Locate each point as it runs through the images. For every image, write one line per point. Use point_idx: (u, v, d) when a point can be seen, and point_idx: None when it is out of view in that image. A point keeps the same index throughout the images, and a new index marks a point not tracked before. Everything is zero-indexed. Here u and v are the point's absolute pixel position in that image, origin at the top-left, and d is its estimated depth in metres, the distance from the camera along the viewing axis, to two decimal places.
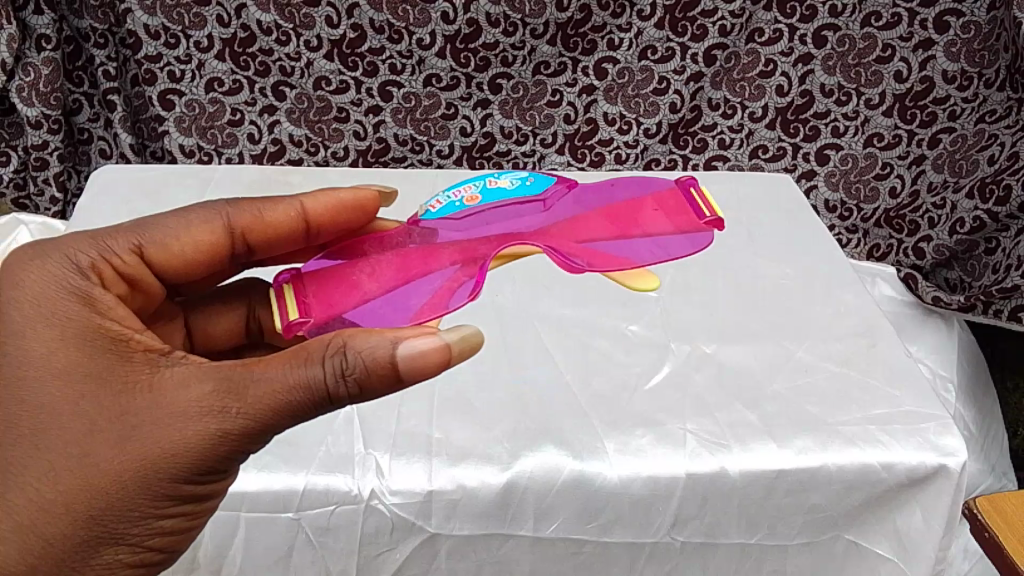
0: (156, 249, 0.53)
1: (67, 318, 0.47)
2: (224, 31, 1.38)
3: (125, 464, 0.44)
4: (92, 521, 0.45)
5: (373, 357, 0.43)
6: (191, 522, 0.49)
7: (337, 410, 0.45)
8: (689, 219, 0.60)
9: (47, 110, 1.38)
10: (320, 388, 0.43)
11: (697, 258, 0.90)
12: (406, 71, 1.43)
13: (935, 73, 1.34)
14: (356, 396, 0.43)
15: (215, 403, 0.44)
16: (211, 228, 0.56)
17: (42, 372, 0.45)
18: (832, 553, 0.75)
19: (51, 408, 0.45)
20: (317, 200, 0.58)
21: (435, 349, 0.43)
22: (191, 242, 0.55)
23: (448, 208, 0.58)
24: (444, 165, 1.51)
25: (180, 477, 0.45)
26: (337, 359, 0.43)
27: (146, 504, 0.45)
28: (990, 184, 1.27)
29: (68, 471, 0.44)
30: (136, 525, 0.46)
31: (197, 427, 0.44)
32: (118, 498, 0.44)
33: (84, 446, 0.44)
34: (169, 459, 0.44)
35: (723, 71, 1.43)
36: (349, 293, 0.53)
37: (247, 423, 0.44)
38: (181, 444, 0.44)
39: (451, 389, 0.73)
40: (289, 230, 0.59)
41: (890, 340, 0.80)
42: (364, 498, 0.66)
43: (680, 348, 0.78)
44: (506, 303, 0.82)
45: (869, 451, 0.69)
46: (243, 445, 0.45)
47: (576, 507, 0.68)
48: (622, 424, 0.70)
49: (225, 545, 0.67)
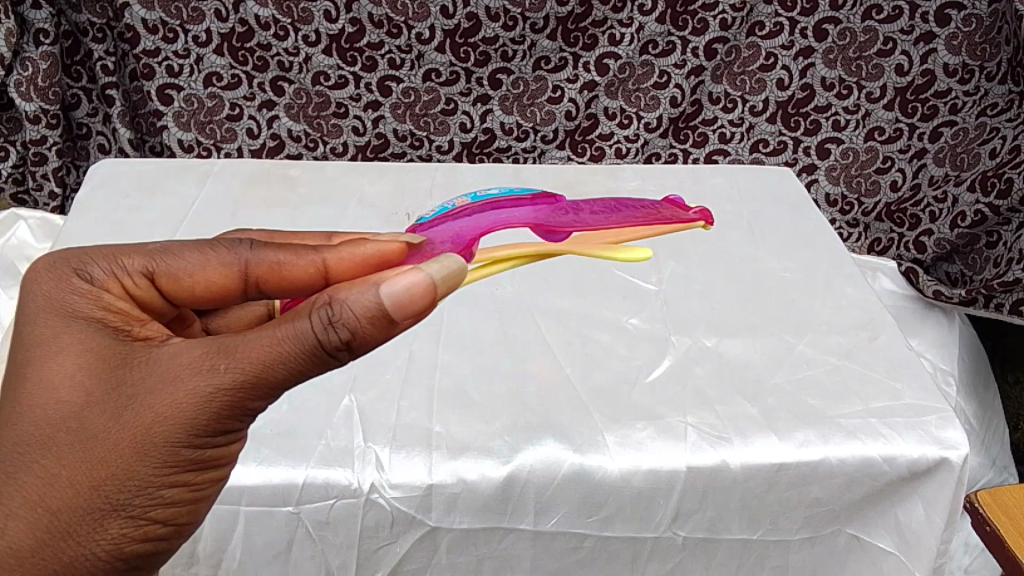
0: (168, 277, 0.47)
1: (62, 302, 0.45)
2: (223, 26, 1.38)
3: (128, 432, 0.41)
4: (97, 492, 0.41)
5: (359, 303, 0.42)
6: (197, 504, 0.46)
7: (336, 363, 0.44)
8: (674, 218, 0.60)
9: (45, 104, 1.38)
10: (311, 336, 0.42)
11: (699, 252, 0.90)
12: (405, 66, 1.43)
13: (935, 66, 1.34)
14: (347, 343, 0.43)
15: (213, 364, 0.42)
16: (225, 265, 0.48)
17: (42, 353, 0.43)
18: (833, 547, 0.75)
19: (52, 386, 0.42)
20: (345, 255, 0.48)
21: (419, 282, 0.43)
22: (200, 277, 0.47)
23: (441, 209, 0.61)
24: (444, 161, 1.52)
25: (183, 440, 0.42)
26: (322, 306, 0.42)
27: (151, 477, 0.42)
28: (991, 177, 1.25)
29: (72, 443, 0.41)
30: (141, 504, 0.43)
31: (198, 387, 0.42)
32: (123, 466, 0.41)
33: (84, 420, 0.42)
34: (173, 420, 0.42)
35: (724, 65, 1.43)
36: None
37: (248, 379, 0.43)
38: (184, 406, 0.42)
39: (450, 384, 0.72)
40: (306, 285, 0.49)
41: (891, 333, 0.80)
42: (363, 492, 0.65)
43: (681, 341, 0.78)
44: (505, 297, 0.82)
45: (871, 444, 0.69)
46: (245, 407, 0.43)
47: (577, 501, 0.68)
48: (623, 418, 0.70)
49: (225, 539, 0.67)
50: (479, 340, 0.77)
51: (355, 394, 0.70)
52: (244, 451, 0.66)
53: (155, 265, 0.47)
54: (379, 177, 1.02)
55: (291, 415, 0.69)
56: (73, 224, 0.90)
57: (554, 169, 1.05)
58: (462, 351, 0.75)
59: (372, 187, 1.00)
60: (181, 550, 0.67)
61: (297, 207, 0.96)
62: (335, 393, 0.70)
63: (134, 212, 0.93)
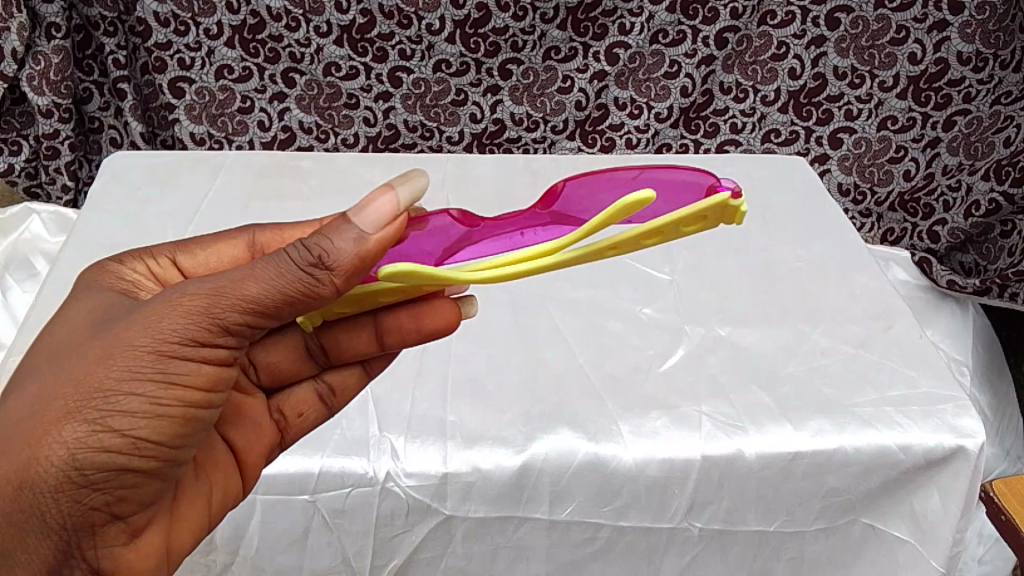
0: (188, 259, 0.58)
1: (106, 271, 0.54)
2: (234, 18, 1.38)
3: (108, 341, 0.45)
4: (74, 391, 0.45)
5: (328, 226, 0.45)
6: (168, 432, 0.46)
7: (308, 289, 0.45)
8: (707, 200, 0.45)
9: (57, 99, 1.38)
10: (283, 255, 0.45)
11: (711, 242, 0.90)
12: (415, 56, 1.43)
13: (949, 54, 1.32)
14: (312, 255, 0.44)
15: (193, 286, 0.46)
16: (240, 247, 0.60)
17: (76, 305, 0.51)
18: (848, 537, 0.75)
19: (76, 325, 0.49)
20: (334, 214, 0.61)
21: (381, 199, 0.45)
22: (215, 257, 0.59)
23: None
24: (454, 151, 1.51)
25: (155, 348, 0.45)
26: (303, 238, 0.46)
27: (117, 385, 0.45)
28: (1005, 166, 1.27)
29: (71, 356, 0.46)
30: (105, 413, 0.44)
31: (176, 303, 0.45)
32: (99, 368, 0.45)
33: (85, 342, 0.47)
34: (149, 330, 0.45)
35: (735, 54, 1.42)
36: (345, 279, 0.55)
37: (218, 296, 0.45)
38: (159, 320, 0.45)
39: (464, 373, 0.72)
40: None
41: (906, 322, 0.80)
42: (379, 481, 0.66)
43: (694, 331, 0.78)
44: (517, 287, 0.82)
45: (886, 433, 0.69)
46: (218, 326, 0.45)
47: (591, 490, 0.68)
48: (637, 407, 0.70)
49: (242, 527, 0.67)
50: (492, 330, 0.77)
51: (370, 384, 0.70)
52: None
53: (178, 252, 0.58)
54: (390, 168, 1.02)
55: None
56: (86, 217, 0.91)
57: (565, 160, 1.05)
58: (474, 342, 0.75)
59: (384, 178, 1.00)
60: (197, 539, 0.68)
61: (310, 199, 0.96)
62: None
63: (147, 205, 0.93)
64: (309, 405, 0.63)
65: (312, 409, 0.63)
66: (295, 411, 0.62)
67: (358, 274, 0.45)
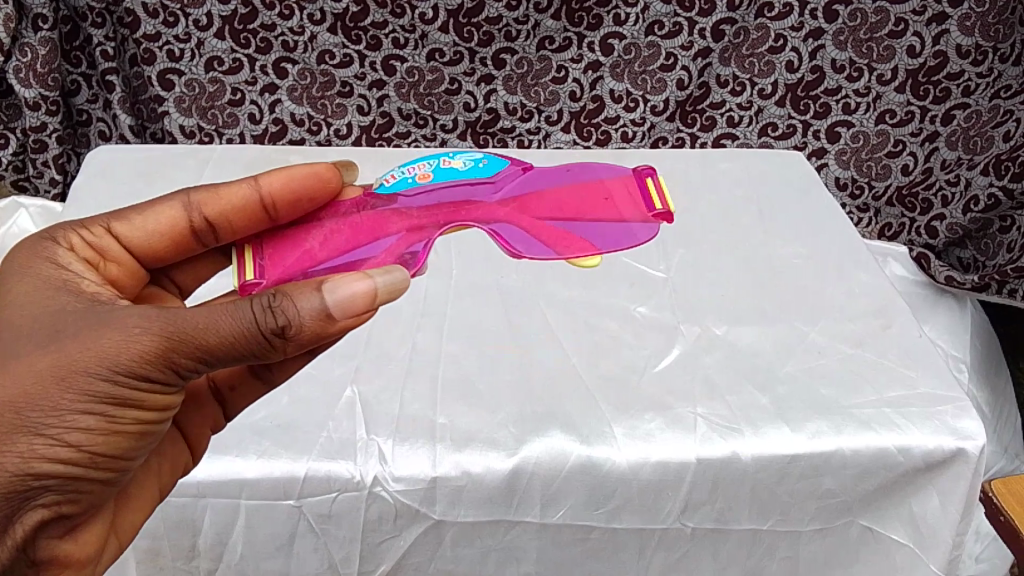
0: (124, 229, 0.55)
1: (38, 253, 0.50)
2: (224, 8, 1.36)
3: (52, 353, 0.43)
4: (19, 407, 0.43)
5: (301, 303, 0.43)
6: (117, 446, 0.46)
7: (264, 353, 0.44)
8: (638, 210, 0.60)
9: (44, 91, 1.36)
10: (246, 317, 0.43)
11: (707, 238, 0.88)
12: (409, 45, 1.41)
13: (948, 47, 1.31)
14: (276, 328, 0.43)
15: (144, 315, 0.44)
16: (177, 211, 0.55)
17: (11, 298, 0.47)
18: (845, 538, 0.74)
19: (11, 320, 0.46)
20: (273, 182, 0.54)
21: (363, 291, 0.44)
22: (152, 222, 0.56)
23: (401, 184, 0.56)
24: (448, 140, 1.49)
25: (104, 376, 0.43)
26: (264, 296, 0.43)
27: (67, 402, 0.43)
28: (1005, 160, 1.24)
29: (10, 362, 0.43)
30: (55, 427, 0.43)
31: (128, 329, 0.43)
32: (48, 388, 0.43)
33: (25, 346, 0.44)
34: (98, 353, 0.43)
35: (732, 47, 1.41)
36: (298, 254, 0.54)
37: (170, 328, 0.43)
38: (110, 342, 0.43)
39: (455, 373, 0.71)
40: (245, 211, 0.54)
41: (905, 320, 0.78)
42: (367, 485, 0.64)
43: (689, 329, 0.76)
44: (510, 284, 0.80)
45: (885, 435, 0.67)
46: (169, 360, 0.43)
47: (583, 492, 0.67)
48: (631, 408, 0.69)
49: (225, 532, 0.65)
50: (484, 328, 0.75)
51: (358, 385, 0.68)
52: (245, 443, 0.64)
53: (113, 221, 0.55)
54: (380, 162, 1.00)
55: (292, 408, 0.67)
56: (70, 211, 0.89)
57: (559, 154, 1.04)
58: (465, 341, 0.74)
59: (372, 172, 0.98)
60: (181, 544, 0.66)
61: None
62: (337, 384, 0.69)
63: (132, 199, 0.91)
64: (246, 383, 0.59)
65: (245, 383, 0.59)
66: (226, 383, 0.59)
67: (314, 340, 0.44)
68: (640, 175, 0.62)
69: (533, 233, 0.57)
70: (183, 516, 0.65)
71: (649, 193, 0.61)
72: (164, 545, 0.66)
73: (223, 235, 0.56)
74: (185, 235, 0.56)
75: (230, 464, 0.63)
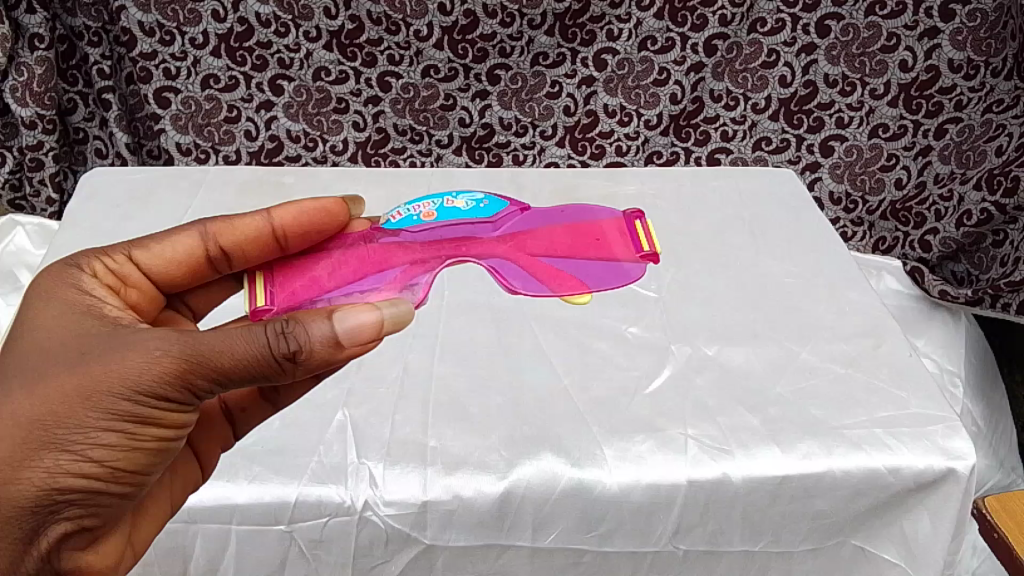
0: (144, 255, 0.54)
1: (62, 275, 0.51)
2: (220, 27, 1.37)
3: (77, 373, 0.44)
4: (46, 425, 0.44)
5: (310, 332, 0.43)
6: (137, 463, 0.46)
7: (276, 377, 0.44)
8: (627, 250, 0.62)
9: (41, 109, 1.36)
10: (258, 343, 0.43)
11: (699, 257, 0.89)
12: (404, 62, 1.42)
13: (940, 62, 1.33)
14: (289, 354, 0.43)
15: (163, 337, 0.44)
16: (193, 239, 0.55)
17: (34, 318, 0.47)
18: (837, 559, 0.74)
19: (38, 340, 0.46)
20: (286, 212, 0.54)
21: (370, 322, 0.44)
22: (170, 248, 0.55)
23: (406, 221, 0.57)
24: (444, 156, 1.49)
25: (125, 396, 0.43)
26: (276, 322, 0.43)
27: (90, 422, 0.44)
28: (997, 175, 1.23)
29: (38, 383, 0.44)
30: (79, 445, 0.44)
31: (147, 352, 0.43)
32: (74, 407, 0.44)
33: (51, 367, 0.45)
34: (118, 376, 0.43)
35: (725, 62, 1.41)
36: (305, 283, 0.54)
37: (190, 350, 0.43)
38: (131, 363, 0.43)
39: (446, 396, 0.71)
40: (259, 241, 0.54)
41: (896, 339, 0.78)
42: (357, 509, 0.64)
43: (680, 349, 0.77)
44: (503, 305, 0.81)
45: (876, 455, 0.67)
46: (186, 382, 0.44)
47: (575, 516, 0.67)
48: (622, 430, 0.69)
49: (217, 558, 0.65)
50: (476, 350, 0.76)
51: (349, 408, 0.69)
52: (236, 468, 0.64)
53: (133, 247, 0.54)
54: (374, 182, 1.01)
55: (283, 433, 0.67)
56: (64, 233, 0.89)
57: (552, 173, 1.04)
58: (457, 363, 0.74)
59: (365, 193, 0.99)
60: (172, 569, 0.66)
61: None
62: (329, 408, 0.69)
63: (125, 221, 0.92)
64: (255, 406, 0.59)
65: (254, 406, 0.59)
66: (237, 405, 0.59)
67: (323, 366, 0.44)
68: (630, 215, 0.65)
69: (530, 270, 0.59)
70: (175, 542, 0.65)
71: (639, 235, 0.64)
72: (154, 571, 0.66)
73: (237, 263, 0.55)
74: (201, 263, 0.56)
75: (221, 489, 0.63)
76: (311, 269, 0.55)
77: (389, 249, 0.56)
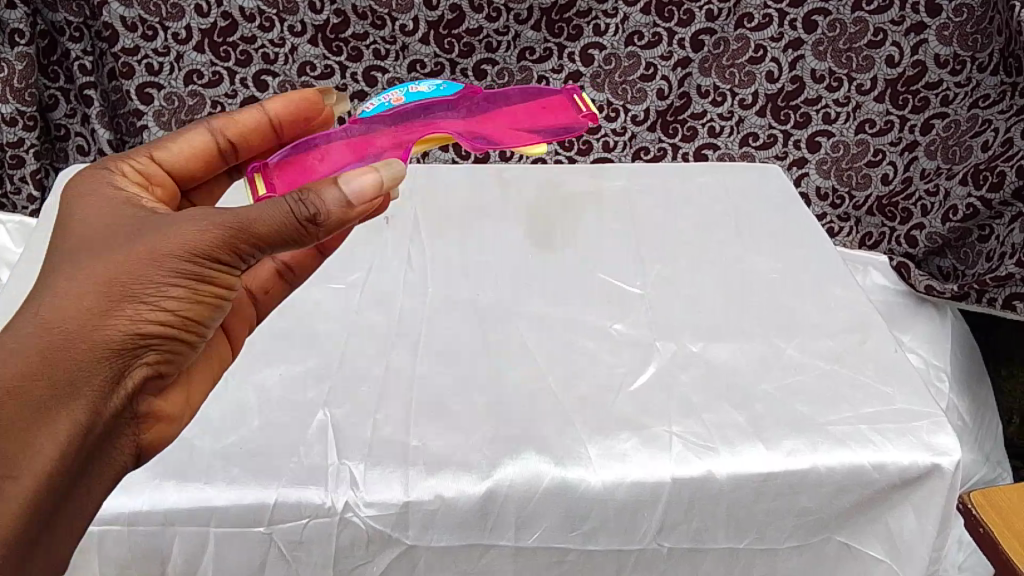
0: (155, 241, 0.48)
1: (103, 207, 0.53)
2: (204, 21, 1.36)
3: (126, 253, 0.48)
4: (113, 285, 0.48)
5: (327, 195, 0.48)
6: (200, 312, 0.51)
7: (301, 238, 0.49)
8: (572, 114, 0.66)
9: (21, 105, 1.34)
10: (286, 210, 0.48)
11: (684, 254, 0.88)
12: (390, 56, 1.41)
13: (927, 57, 1.33)
14: (312, 216, 0.48)
15: (207, 212, 0.49)
16: (204, 228, 0.48)
17: (74, 236, 0.51)
18: (822, 555, 0.73)
19: (90, 242, 0.50)
20: (298, 197, 0.48)
21: (373, 181, 0.50)
22: (182, 233, 0.48)
23: (377, 108, 0.63)
24: (430, 152, 1.48)
25: (187, 258, 0.48)
26: (293, 193, 0.49)
27: (155, 279, 0.48)
28: (983, 170, 1.22)
29: (90, 269, 0.48)
30: (152, 298, 0.48)
31: (193, 229, 0.48)
32: (133, 275, 0.48)
33: (106, 255, 0.48)
34: (173, 251, 0.48)
35: (712, 57, 1.41)
36: (300, 171, 0.61)
37: (234, 215, 0.48)
38: (182, 231, 0.48)
39: (429, 395, 0.70)
40: (277, 224, 0.48)
41: (882, 335, 0.78)
42: (337, 511, 0.63)
43: (665, 346, 0.76)
44: (487, 303, 0.81)
45: (861, 452, 0.67)
46: (232, 247, 0.48)
47: (558, 514, 0.66)
48: (606, 428, 0.68)
49: (195, 559, 0.64)
50: (459, 348, 0.75)
51: (329, 409, 0.68)
52: (214, 469, 0.63)
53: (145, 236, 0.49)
54: None
55: (263, 433, 0.66)
56: (42, 230, 0.88)
57: (537, 169, 1.04)
58: (440, 361, 0.73)
59: None
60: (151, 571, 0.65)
61: None
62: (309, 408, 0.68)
63: None
64: None
65: None
66: None
67: (338, 225, 0.49)
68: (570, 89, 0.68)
69: (490, 135, 0.64)
70: (153, 544, 0.64)
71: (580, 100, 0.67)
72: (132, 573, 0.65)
73: (255, 251, 0.49)
74: (210, 256, 0.48)
75: (198, 491, 0.62)
76: (301, 155, 0.61)
77: (362, 140, 0.62)
